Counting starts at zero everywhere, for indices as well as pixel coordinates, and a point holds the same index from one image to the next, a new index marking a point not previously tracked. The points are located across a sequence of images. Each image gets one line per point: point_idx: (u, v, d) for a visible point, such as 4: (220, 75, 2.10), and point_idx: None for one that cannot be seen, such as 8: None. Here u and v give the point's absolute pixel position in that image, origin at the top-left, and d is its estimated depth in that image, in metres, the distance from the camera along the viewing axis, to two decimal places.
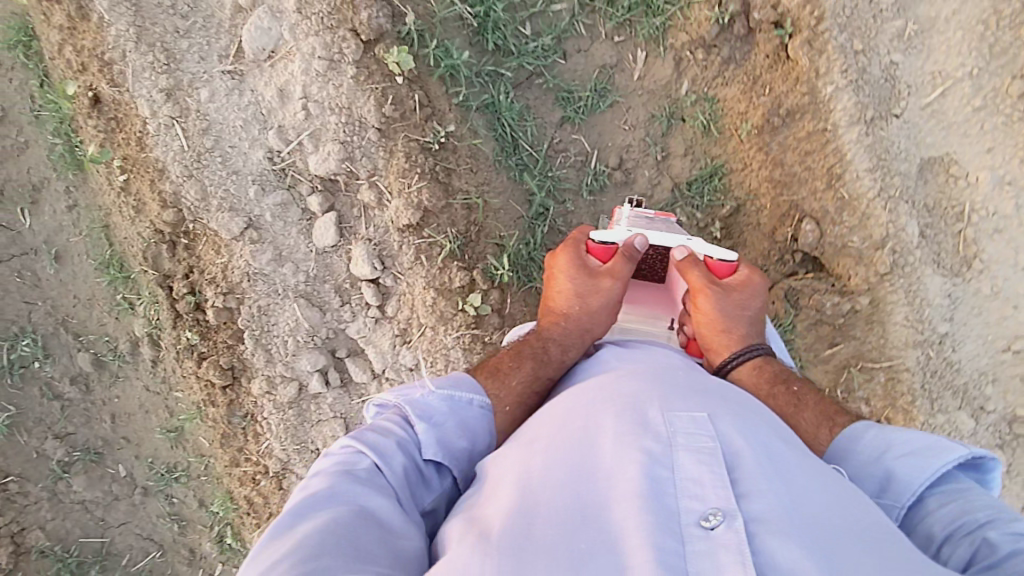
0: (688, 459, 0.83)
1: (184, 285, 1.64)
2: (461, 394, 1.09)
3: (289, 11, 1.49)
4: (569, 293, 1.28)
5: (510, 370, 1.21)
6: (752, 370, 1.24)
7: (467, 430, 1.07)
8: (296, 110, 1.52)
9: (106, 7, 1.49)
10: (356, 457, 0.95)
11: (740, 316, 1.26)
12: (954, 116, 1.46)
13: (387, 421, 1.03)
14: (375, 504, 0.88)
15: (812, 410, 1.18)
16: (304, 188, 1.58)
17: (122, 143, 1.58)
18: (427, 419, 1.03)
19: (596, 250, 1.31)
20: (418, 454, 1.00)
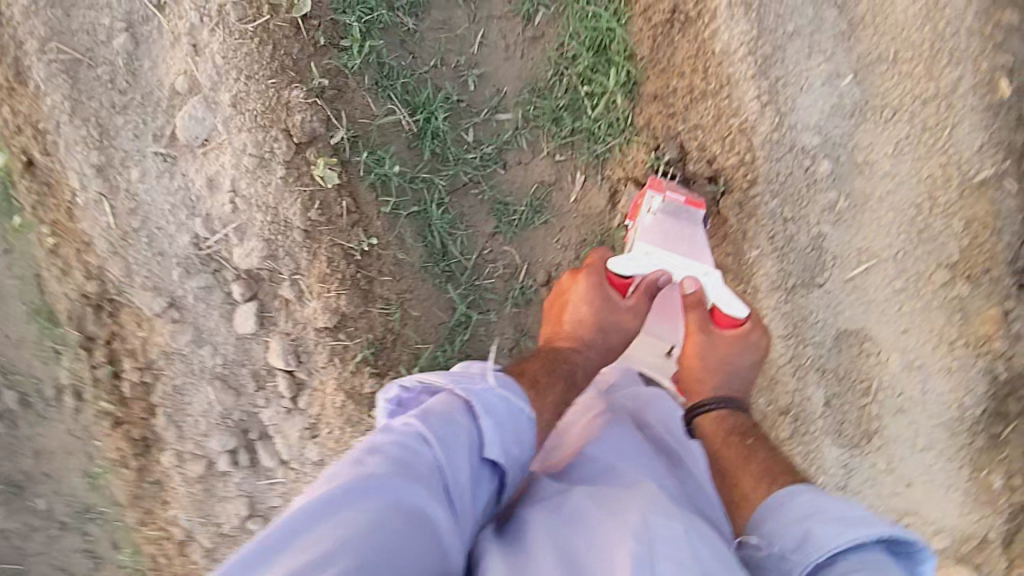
0: (669, 568, 0.77)
1: (103, 352, 1.65)
2: (518, 399, 0.98)
3: (225, 104, 1.47)
4: (591, 322, 1.31)
5: (549, 382, 1.19)
6: (714, 417, 1.28)
7: (518, 440, 0.96)
8: (224, 202, 1.52)
9: (43, 77, 1.48)
10: (422, 441, 0.86)
11: (725, 366, 1.31)
12: (874, 293, 1.45)
13: (446, 402, 0.93)
14: (433, 506, 0.79)
15: (757, 464, 1.16)
16: (228, 274, 1.59)
17: (53, 208, 1.58)
18: (490, 414, 0.94)
19: (617, 283, 1.36)
20: (478, 450, 0.91)
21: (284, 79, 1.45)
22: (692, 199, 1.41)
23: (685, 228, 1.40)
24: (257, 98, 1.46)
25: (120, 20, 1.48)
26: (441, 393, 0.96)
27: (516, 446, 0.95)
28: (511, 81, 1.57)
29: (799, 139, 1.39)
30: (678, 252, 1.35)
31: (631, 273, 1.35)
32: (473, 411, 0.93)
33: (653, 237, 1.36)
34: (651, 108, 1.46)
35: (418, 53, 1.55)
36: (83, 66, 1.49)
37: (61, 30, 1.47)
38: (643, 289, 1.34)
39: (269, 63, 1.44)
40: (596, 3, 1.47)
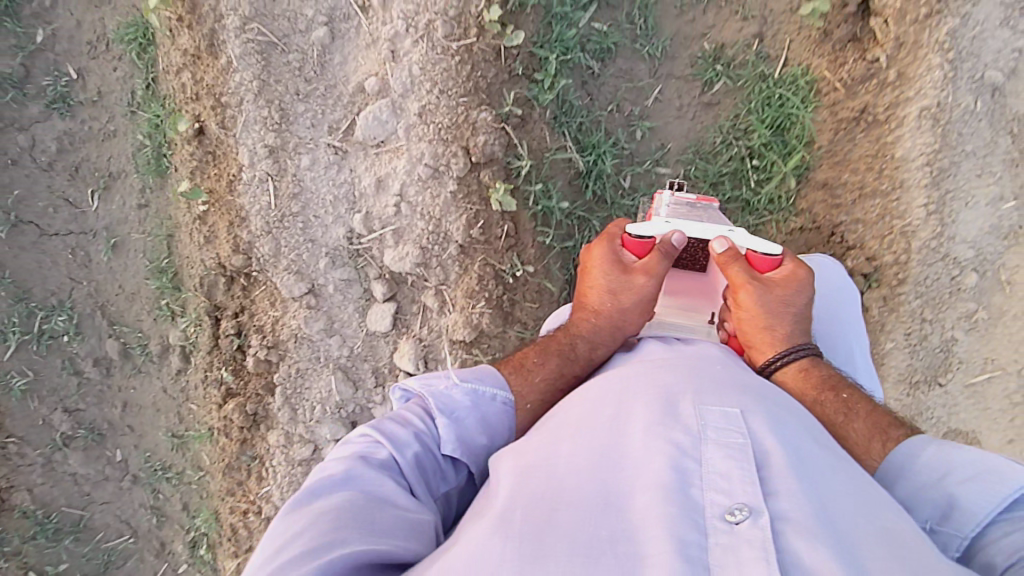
0: (718, 453, 0.83)
1: (230, 324, 1.66)
2: (484, 389, 1.07)
3: (411, 111, 1.49)
4: (603, 289, 1.19)
5: (534, 367, 1.15)
6: (796, 373, 1.12)
7: (487, 427, 1.04)
8: (388, 204, 1.54)
9: (237, 53, 1.50)
10: (375, 446, 0.97)
11: (785, 315, 1.13)
12: (990, 402, 1.54)
13: (409, 409, 1.04)
14: (392, 485, 0.91)
15: (864, 422, 1.06)
16: (372, 272, 1.60)
17: (211, 178, 1.60)
18: (448, 413, 1.02)
19: (633, 245, 1.19)
20: (434, 447, 1.00)
21: (476, 100, 1.48)
22: (703, 197, 1.30)
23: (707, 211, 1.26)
24: (445, 114, 1.48)
25: (323, 15, 1.51)
26: (412, 401, 1.06)
27: (476, 436, 1.02)
28: (677, 138, 1.62)
29: (953, 250, 1.47)
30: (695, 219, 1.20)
31: (646, 237, 1.18)
32: (430, 413, 1.03)
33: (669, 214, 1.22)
34: (817, 194, 1.54)
35: (596, 96, 1.59)
36: (277, 50, 1.51)
37: (263, 12, 1.50)
38: (659, 248, 1.17)
39: (465, 82, 1.47)
40: (784, 86, 1.54)
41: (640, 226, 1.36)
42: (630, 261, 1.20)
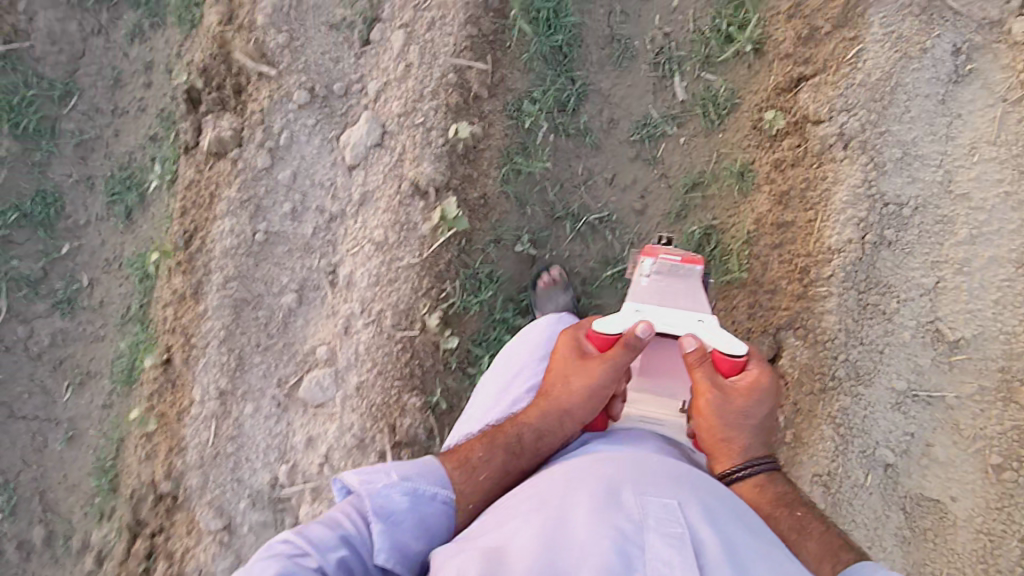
0: (658, 542, 0.90)
1: (146, 543, 1.74)
2: (424, 488, 1.13)
3: (350, 383, 1.67)
4: (559, 378, 1.26)
5: (479, 462, 1.20)
6: (753, 488, 1.20)
7: (426, 527, 1.11)
8: (313, 460, 1.67)
9: (212, 304, 1.74)
10: (304, 551, 1.02)
11: (744, 424, 1.19)
12: None
13: (343, 511, 1.10)
14: None
15: (816, 542, 1.15)
16: (288, 519, 1.69)
17: (166, 402, 1.77)
18: (385, 516, 1.08)
19: (596, 338, 1.25)
20: (368, 553, 1.06)
21: (410, 384, 1.64)
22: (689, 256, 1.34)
23: (684, 283, 1.32)
24: (377, 393, 1.64)
25: (295, 284, 1.76)
26: (347, 503, 1.13)
27: (412, 538, 1.08)
28: None
29: None
30: (669, 305, 1.25)
31: (615, 330, 1.24)
32: (366, 517, 1.09)
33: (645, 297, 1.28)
34: None
35: None
36: (249, 307, 1.75)
37: (246, 274, 1.75)
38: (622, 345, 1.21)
39: (401, 368, 1.65)
40: None
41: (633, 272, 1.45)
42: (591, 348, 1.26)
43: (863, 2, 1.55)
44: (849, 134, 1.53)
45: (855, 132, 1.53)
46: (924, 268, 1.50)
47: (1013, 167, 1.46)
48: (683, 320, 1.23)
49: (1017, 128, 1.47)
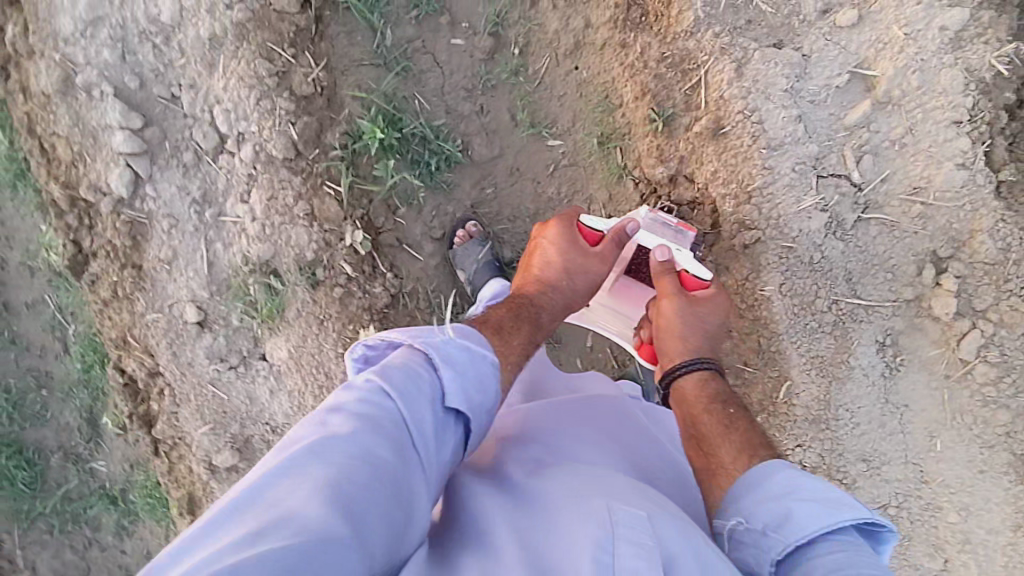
0: (631, 550, 0.82)
1: None
2: (476, 346, 1.08)
3: None
4: (562, 268, 1.40)
5: (512, 330, 1.24)
6: (694, 381, 1.34)
7: (479, 387, 1.03)
8: None
9: None
10: (378, 396, 0.92)
11: (698, 323, 1.38)
12: None
13: (406, 357, 0.99)
14: (386, 453, 0.85)
15: (739, 436, 1.23)
16: None
17: None
18: (450, 365, 1.00)
19: (587, 233, 1.45)
20: (438, 401, 0.96)
21: None
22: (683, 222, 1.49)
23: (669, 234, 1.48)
24: None
25: None
26: (403, 349, 1.01)
27: (477, 395, 1.01)
28: None
29: None
30: (655, 231, 1.46)
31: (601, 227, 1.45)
32: (431, 363, 0.99)
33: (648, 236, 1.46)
34: None
35: None
36: None
37: None
38: (613, 236, 1.43)
39: None
40: None
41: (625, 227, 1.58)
42: (585, 243, 1.44)
43: (774, 339, 1.51)
44: (812, 467, 1.54)
45: (817, 463, 1.53)
46: (928, 553, 1.53)
47: (979, 446, 1.43)
48: (666, 243, 1.45)
49: (971, 403, 1.43)
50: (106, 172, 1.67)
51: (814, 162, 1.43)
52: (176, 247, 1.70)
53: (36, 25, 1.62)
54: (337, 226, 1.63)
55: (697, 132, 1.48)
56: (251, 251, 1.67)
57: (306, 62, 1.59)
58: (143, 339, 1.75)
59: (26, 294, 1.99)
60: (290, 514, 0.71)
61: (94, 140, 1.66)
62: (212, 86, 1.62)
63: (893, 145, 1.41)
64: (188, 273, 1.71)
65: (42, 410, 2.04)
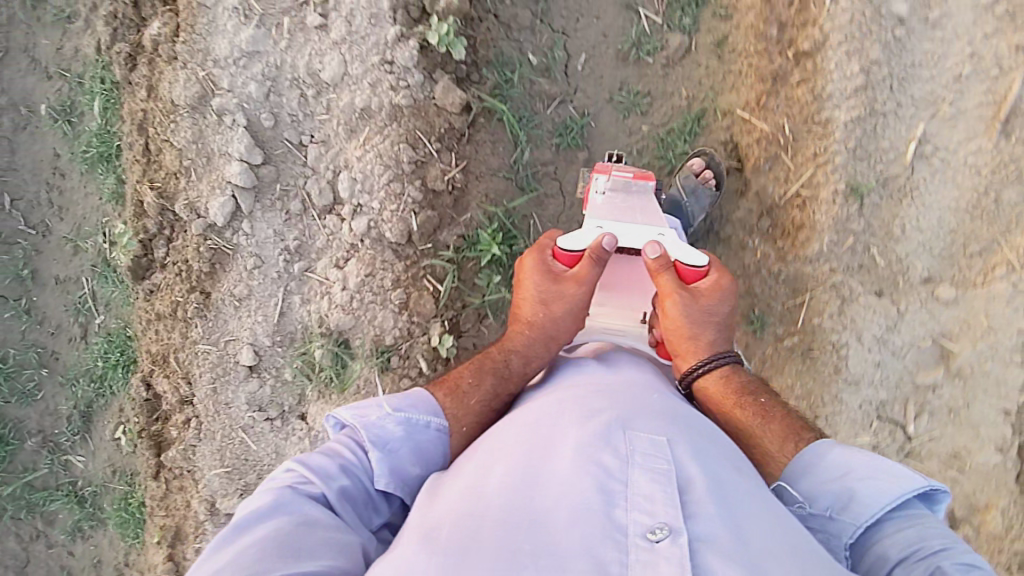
0: (644, 476, 0.90)
1: None
2: (420, 415, 1.14)
3: None
4: (534, 299, 1.33)
5: (470, 388, 1.24)
6: (717, 381, 1.28)
7: (422, 458, 1.12)
8: None
9: None
10: (307, 479, 1.01)
11: (710, 322, 1.29)
12: None
13: (342, 443, 1.09)
14: (320, 517, 0.94)
15: (778, 422, 1.23)
16: None
17: None
18: (383, 446, 1.08)
19: (564, 256, 1.34)
20: (369, 481, 1.06)
21: None
22: (640, 173, 1.47)
23: (636, 200, 1.42)
24: None
25: None
26: (340, 438, 1.11)
27: (410, 468, 1.09)
28: None
29: None
30: (624, 220, 1.34)
31: (580, 246, 1.33)
32: (363, 445, 1.08)
33: (603, 214, 1.37)
34: None
35: None
36: None
37: None
38: (590, 256, 1.31)
39: None
40: None
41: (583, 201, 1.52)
42: (563, 269, 1.35)
43: None
44: None
45: None
46: None
47: None
48: (641, 232, 1.33)
49: None
50: (209, 197, 1.65)
51: (878, 404, 1.58)
52: (252, 287, 1.67)
53: (189, 36, 1.61)
54: (426, 321, 1.64)
55: (787, 346, 1.60)
56: (330, 316, 1.64)
57: (447, 159, 1.61)
58: (187, 365, 1.70)
59: (60, 269, 1.91)
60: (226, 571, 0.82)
61: (207, 162, 1.65)
62: (344, 150, 1.62)
63: (950, 411, 1.55)
64: (256, 316, 1.67)
65: (33, 390, 1.91)
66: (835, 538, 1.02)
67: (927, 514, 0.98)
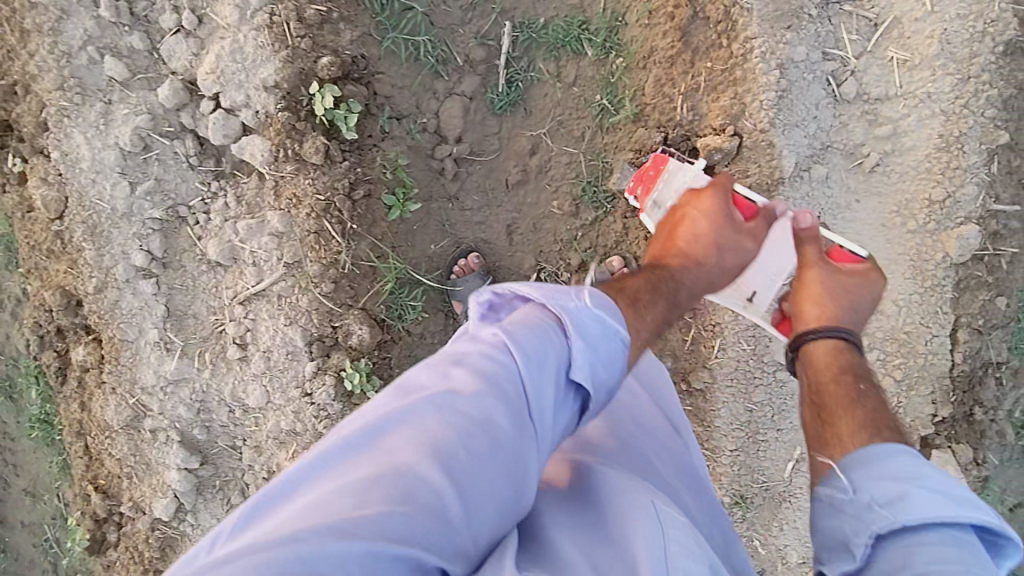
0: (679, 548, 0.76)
1: None
2: (612, 321, 0.91)
3: None
4: (723, 238, 1.29)
5: (647, 299, 1.11)
6: (826, 350, 1.16)
7: (608, 365, 0.88)
8: None
9: None
10: (497, 355, 0.80)
11: (850, 303, 1.23)
12: None
13: (539, 316, 0.87)
14: (503, 424, 0.75)
15: (864, 411, 1.02)
16: None
17: None
18: (583, 333, 0.86)
19: (742, 201, 1.40)
20: (569, 363, 0.84)
21: None
22: (707, 178, 1.48)
23: (705, 205, 1.42)
24: None
25: None
26: (533, 305, 0.89)
27: (605, 375, 0.87)
28: None
29: None
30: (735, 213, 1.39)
31: (756, 202, 1.39)
32: (562, 328, 0.86)
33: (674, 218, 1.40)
34: None
35: None
36: None
37: None
38: (765, 216, 1.37)
39: None
40: None
41: (646, 174, 1.50)
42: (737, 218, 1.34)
43: None
44: None
45: None
46: None
47: None
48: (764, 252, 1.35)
49: None
50: (152, 497, 1.74)
51: None
52: None
53: (113, 366, 1.64)
54: None
55: None
56: None
57: None
58: None
59: (25, 514, 1.98)
60: (352, 509, 0.65)
61: (147, 468, 1.72)
62: (275, 454, 1.70)
63: None
64: None
65: None
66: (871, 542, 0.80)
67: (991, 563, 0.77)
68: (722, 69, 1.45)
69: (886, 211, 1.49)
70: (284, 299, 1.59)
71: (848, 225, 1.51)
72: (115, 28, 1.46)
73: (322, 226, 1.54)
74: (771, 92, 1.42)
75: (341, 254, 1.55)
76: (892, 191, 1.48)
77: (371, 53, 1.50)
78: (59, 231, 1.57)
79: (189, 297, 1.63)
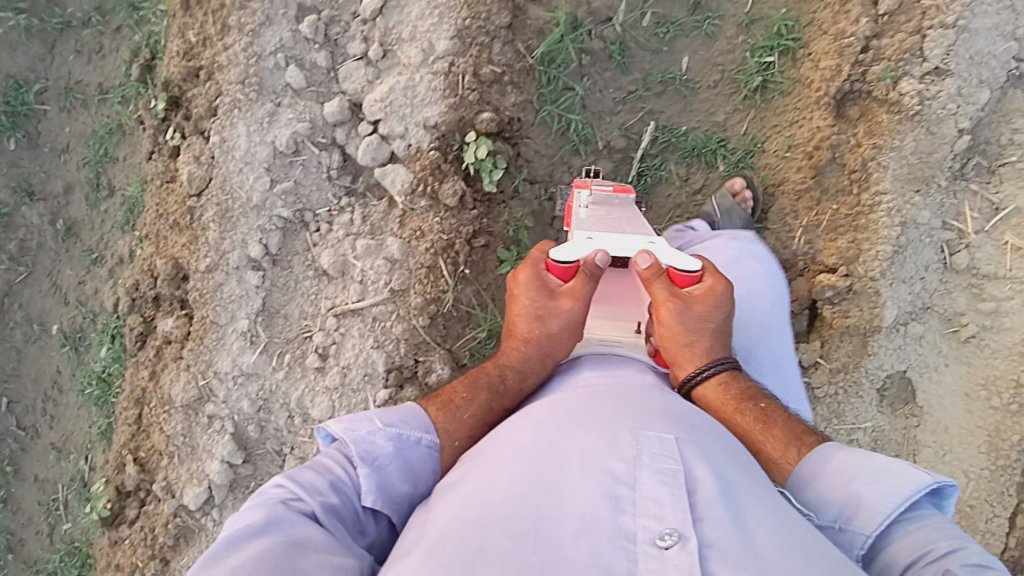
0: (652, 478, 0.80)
1: None
2: (410, 429, 1.00)
3: None
4: (529, 315, 1.15)
5: (463, 403, 1.09)
6: (715, 388, 1.12)
7: (411, 477, 0.98)
8: None
9: None
10: (297, 495, 0.90)
11: (710, 331, 1.11)
12: None
13: (331, 458, 0.97)
14: (314, 537, 0.84)
15: (780, 428, 1.07)
16: None
17: None
18: (373, 458, 0.95)
19: (556, 267, 1.13)
20: (356, 498, 0.94)
21: None
22: (618, 188, 1.42)
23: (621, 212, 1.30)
24: None
25: None
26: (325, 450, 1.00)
27: (402, 488, 0.96)
28: None
29: None
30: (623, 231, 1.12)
31: (569, 259, 1.11)
32: (350, 460, 0.96)
33: (590, 225, 1.18)
34: None
35: None
36: None
37: None
38: (582, 271, 1.11)
39: None
40: None
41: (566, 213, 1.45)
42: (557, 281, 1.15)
43: None
44: None
45: None
46: None
47: None
48: (629, 241, 1.10)
49: None
50: (185, 482, 1.70)
51: None
52: None
53: (196, 346, 1.67)
54: None
55: None
56: None
57: None
58: None
59: (41, 469, 1.87)
60: None
61: (191, 452, 1.70)
62: None
63: None
64: None
65: None
66: (847, 550, 0.93)
67: (935, 514, 0.90)
68: (846, 214, 1.54)
69: (970, 382, 1.55)
70: (378, 322, 1.63)
71: (933, 387, 1.57)
72: (308, 43, 1.59)
73: (435, 263, 1.60)
74: (889, 246, 1.48)
75: (446, 293, 1.61)
76: (981, 364, 1.53)
77: (526, 119, 1.62)
78: (193, 206, 1.64)
79: (287, 297, 1.67)
